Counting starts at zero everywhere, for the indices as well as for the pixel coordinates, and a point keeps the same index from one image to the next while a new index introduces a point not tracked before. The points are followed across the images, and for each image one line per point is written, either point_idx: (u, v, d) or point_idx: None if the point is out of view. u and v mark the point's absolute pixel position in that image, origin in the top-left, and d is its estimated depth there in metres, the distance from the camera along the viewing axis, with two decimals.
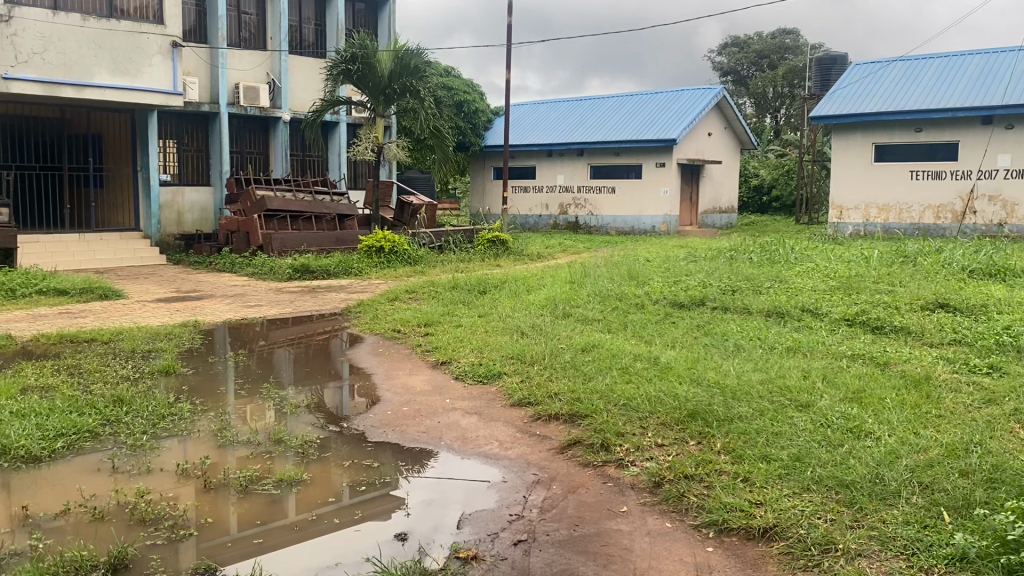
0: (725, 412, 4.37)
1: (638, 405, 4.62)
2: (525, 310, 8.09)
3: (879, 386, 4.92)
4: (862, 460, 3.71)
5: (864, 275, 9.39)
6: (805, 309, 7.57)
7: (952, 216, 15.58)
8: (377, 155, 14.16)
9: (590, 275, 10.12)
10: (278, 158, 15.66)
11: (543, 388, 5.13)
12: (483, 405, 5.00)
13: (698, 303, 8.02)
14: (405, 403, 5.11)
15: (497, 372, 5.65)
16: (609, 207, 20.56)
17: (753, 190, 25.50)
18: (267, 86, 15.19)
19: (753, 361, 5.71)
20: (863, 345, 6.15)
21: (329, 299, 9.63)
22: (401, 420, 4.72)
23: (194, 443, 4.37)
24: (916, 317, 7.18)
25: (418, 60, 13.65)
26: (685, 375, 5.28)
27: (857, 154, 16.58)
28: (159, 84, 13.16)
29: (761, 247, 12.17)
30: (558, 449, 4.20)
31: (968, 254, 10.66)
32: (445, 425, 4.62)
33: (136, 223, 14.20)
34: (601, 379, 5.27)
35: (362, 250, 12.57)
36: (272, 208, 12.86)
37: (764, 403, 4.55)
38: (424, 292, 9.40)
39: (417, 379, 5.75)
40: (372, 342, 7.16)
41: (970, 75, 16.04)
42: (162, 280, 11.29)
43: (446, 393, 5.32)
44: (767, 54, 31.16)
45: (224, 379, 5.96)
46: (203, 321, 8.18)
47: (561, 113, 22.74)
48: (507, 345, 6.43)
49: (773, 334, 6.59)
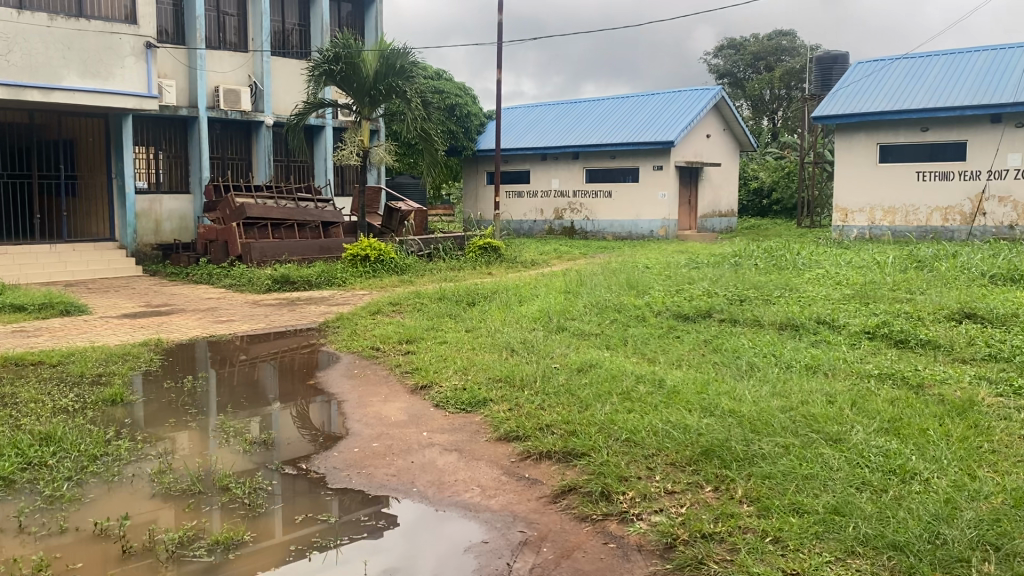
0: (744, 450, 3.75)
1: (643, 441, 4.00)
2: (515, 324, 7.45)
3: (917, 414, 4.30)
4: (913, 513, 3.09)
5: (880, 283, 8.77)
6: (821, 321, 6.94)
7: (961, 218, 14.99)
8: (363, 159, 13.52)
9: (586, 283, 9.52)
10: (261, 163, 15.01)
11: (535, 418, 4.49)
12: (464, 440, 4.36)
13: (704, 315, 7.39)
14: (376, 437, 4.46)
15: (482, 399, 5.01)
16: (605, 212, 19.98)
17: (752, 193, 24.86)
18: (247, 89, 14.57)
19: (769, 384, 5.08)
20: (890, 363, 5.55)
21: (308, 312, 9.00)
22: (369, 461, 4.08)
23: (124, 492, 3.72)
24: (942, 329, 6.56)
25: (404, 60, 13.05)
26: (694, 402, 4.66)
27: (862, 154, 15.99)
28: (133, 87, 12.53)
29: (766, 252, 11.56)
30: (550, 499, 3.55)
31: (986, 258, 10.06)
32: (419, 466, 3.98)
33: (111, 233, 13.56)
34: (599, 408, 4.63)
35: (346, 258, 11.95)
36: (252, 216, 12.20)
37: (790, 437, 3.93)
38: (409, 304, 8.76)
39: (392, 407, 5.10)
40: (348, 361, 6.51)
41: (977, 71, 15.46)
42: (132, 293, 10.64)
43: (424, 424, 4.68)
44: (763, 56, 30.60)
45: (175, 409, 5.28)
46: (166, 339, 7.53)
47: (556, 116, 22.15)
48: (496, 365, 5.78)
49: (789, 350, 5.97)
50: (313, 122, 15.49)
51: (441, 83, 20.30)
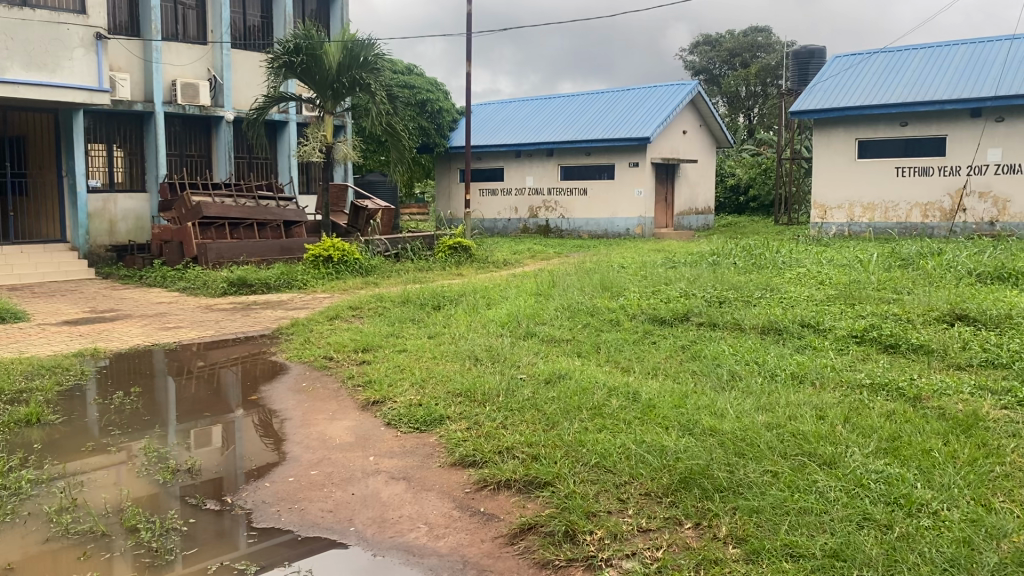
0: (728, 478, 3.30)
1: (615, 467, 3.54)
2: (481, 329, 6.97)
3: (916, 431, 3.88)
4: (925, 557, 2.65)
5: (864, 282, 8.39)
6: (805, 324, 6.51)
7: (942, 214, 14.69)
8: (326, 155, 12.97)
9: (558, 284, 9.07)
10: (221, 161, 14.42)
11: (496, 440, 4.01)
12: (415, 466, 3.87)
13: (682, 318, 6.96)
14: (315, 464, 3.96)
15: (438, 416, 4.52)
16: (580, 210, 19.56)
17: (729, 190, 24.53)
18: (207, 83, 13.97)
19: (754, 397, 4.64)
20: (882, 371, 5.14)
21: (262, 318, 8.47)
22: (303, 493, 3.57)
23: (11, 537, 3.18)
24: (934, 332, 6.17)
25: (368, 52, 12.57)
26: (671, 418, 4.21)
27: (840, 150, 15.66)
28: (82, 80, 11.91)
29: (745, 250, 11.17)
30: (506, 541, 3.08)
31: (972, 256, 9.70)
32: (360, 499, 3.49)
33: (62, 233, 12.90)
34: (567, 427, 4.16)
35: (308, 259, 11.42)
36: (208, 216, 11.62)
37: (779, 462, 3.49)
38: (370, 309, 8.25)
39: (338, 426, 4.60)
40: (297, 373, 5.99)
41: (956, 65, 15.18)
42: (80, 297, 10.03)
43: (371, 447, 4.18)
44: (738, 52, 30.22)
45: (96, 430, 4.71)
46: (105, 348, 6.97)
47: (529, 112, 21.69)
48: (456, 377, 5.29)
49: (772, 357, 5.54)
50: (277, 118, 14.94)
51: (411, 78, 19.79)
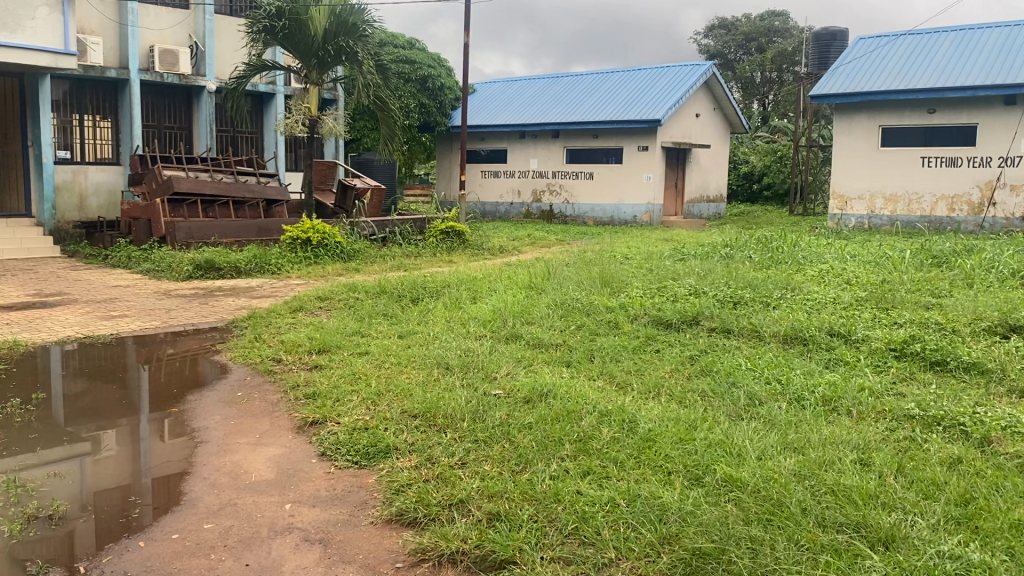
0: (752, 564, 2.42)
1: (598, 538, 2.66)
2: (460, 328, 6.06)
3: (995, 494, 2.97)
4: None
5: (897, 282, 7.45)
6: (833, 333, 5.58)
7: (969, 208, 13.70)
8: (310, 129, 12.02)
9: (555, 277, 8.16)
10: (202, 133, 13.51)
11: (448, 487, 3.11)
12: (339, 520, 2.98)
13: (690, 322, 6.03)
14: (213, 514, 3.07)
15: (384, 448, 3.62)
16: (585, 195, 18.62)
17: (742, 177, 23.50)
18: (187, 49, 13.03)
19: (777, 431, 3.73)
20: (936, 398, 4.20)
21: (220, 307, 7.60)
22: (182, 563, 2.68)
23: None
24: (986, 347, 5.23)
25: (358, 18, 11.60)
26: (674, 460, 3.32)
27: (863, 137, 14.64)
28: (47, 42, 10.95)
29: (762, 242, 10.22)
30: None
31: (1013, 255, 8.73)
32: (256, 574, 2.61)
33: (27, 207, 12.00)
34: (542, 469, 3.26)
35: (284, 242, 10.52)
36: (180, 191, 10.75)
37: (819, 537, 2.59)
38: (340, 300, 7.37)
39: (260, 456, 3.69)
40: (236, 378, 5.08)
41: (990, 49, 14.11)
42: (31, 278, 9.15)
43: (291, 490, 3.29)
44: (754, 37, 29.06)
45: None
46: (26, 341, 6.04)
47: (536, 92, 20.72)
48: (419, 391, 4.42)
49: (798, 375, 4.61)
50: (264, 90, 14.16)
51: (411, 53, 18.55)
